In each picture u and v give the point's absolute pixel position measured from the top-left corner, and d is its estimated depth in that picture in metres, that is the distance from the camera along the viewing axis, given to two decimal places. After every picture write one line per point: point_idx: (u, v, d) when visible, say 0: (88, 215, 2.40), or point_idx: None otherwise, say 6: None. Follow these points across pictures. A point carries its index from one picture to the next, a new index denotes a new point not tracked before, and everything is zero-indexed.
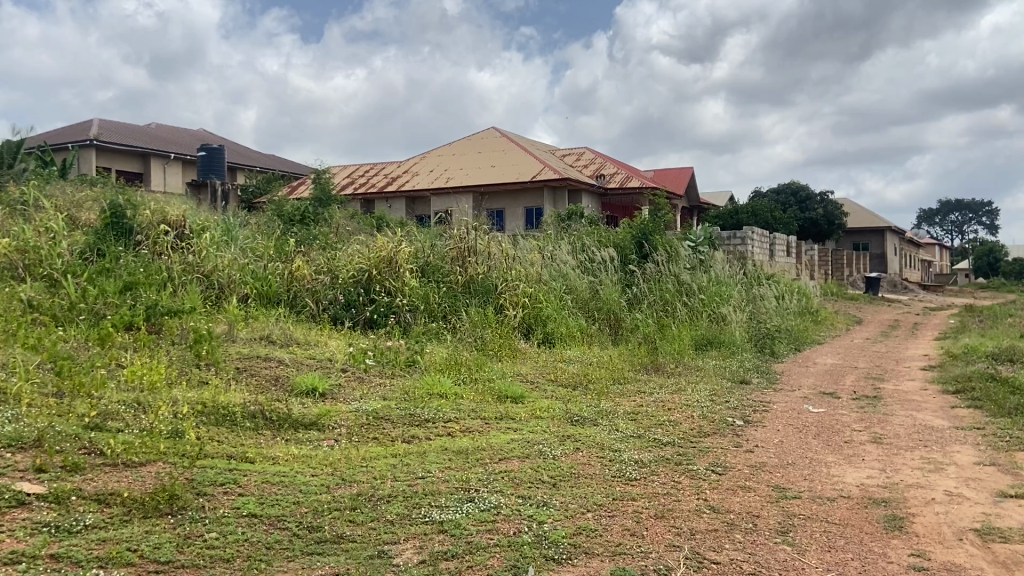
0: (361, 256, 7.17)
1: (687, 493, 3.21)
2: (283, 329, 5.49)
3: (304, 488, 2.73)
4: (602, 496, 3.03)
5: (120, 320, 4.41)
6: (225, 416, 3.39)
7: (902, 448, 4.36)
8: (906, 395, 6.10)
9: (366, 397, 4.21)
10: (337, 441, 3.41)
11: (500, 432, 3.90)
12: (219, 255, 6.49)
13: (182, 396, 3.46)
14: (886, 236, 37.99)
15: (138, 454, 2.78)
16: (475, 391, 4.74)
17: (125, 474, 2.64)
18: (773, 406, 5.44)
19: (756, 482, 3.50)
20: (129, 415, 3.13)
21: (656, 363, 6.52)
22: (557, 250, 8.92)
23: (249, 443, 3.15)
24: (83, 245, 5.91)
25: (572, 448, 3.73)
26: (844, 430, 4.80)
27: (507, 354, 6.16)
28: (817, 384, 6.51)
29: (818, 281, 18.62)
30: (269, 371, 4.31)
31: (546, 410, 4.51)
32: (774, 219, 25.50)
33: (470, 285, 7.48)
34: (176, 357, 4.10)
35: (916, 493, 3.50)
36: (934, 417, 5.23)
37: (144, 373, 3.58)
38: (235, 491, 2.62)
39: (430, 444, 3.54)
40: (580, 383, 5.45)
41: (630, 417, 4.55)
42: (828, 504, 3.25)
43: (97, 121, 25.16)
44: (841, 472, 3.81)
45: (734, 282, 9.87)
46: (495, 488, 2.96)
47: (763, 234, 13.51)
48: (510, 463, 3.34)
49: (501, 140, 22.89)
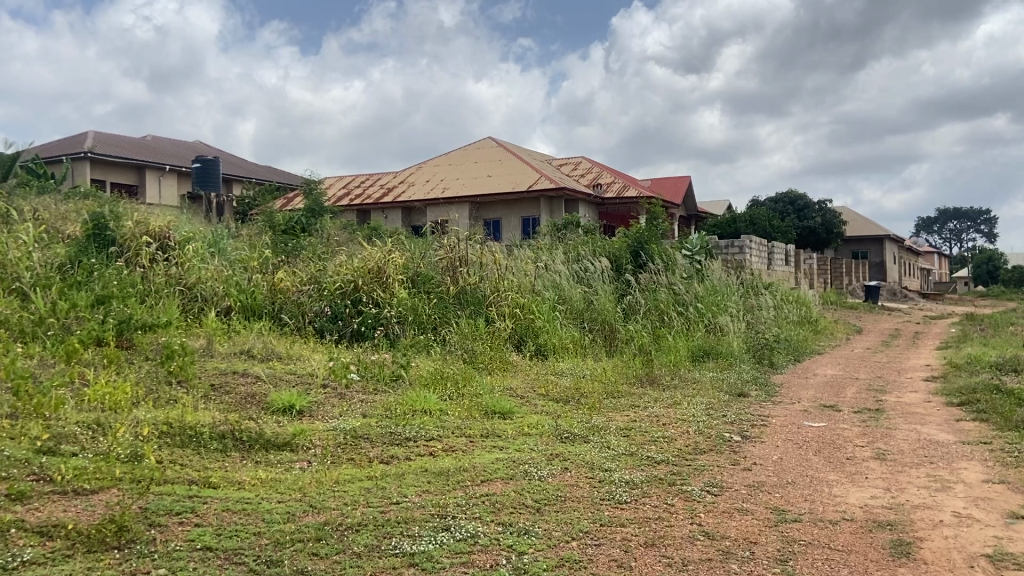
0: (349, 266, 7.02)
1: (680, 516, 3.03)
2: (266, 343, 5.31)
3: (268, 517, 2.53)
4: (588, 522, 2.84)
5: (88, 336, 4.23)
6: (190, 437, 3.20)
7: (907, 465, 4.18)
8: (909, 408, 5.92)
9: (346, 415, 4.03)
10: (310, 463, 3.21)
11: (485, 451, 3.71)
12: (202, 267, 6.33)
13: (145, 416, 3.27)
14: (885, 244, 37.85)
15: (90, 481, 2.59)
16: (461, 406, 4.56)
17: (73, 503, 2.45)
18: (772, 421, 5.24)
19: (754, 504, 3.31)
20: (85, 438, 2.94)
21: (651, 376, 6.35)
22: (552, 260, 8.76)
23: (214, 467, 2.96)
24: (59, 257, 5.73)
25: (560, 468, 3.53)
26: (846, 445, 4.61)
27: (498, 367, 5.99)
28: (817, 397, 6.33)
29: (817, 290, 18.46)
30: (245, 388, 4.12)
31: (534, 426, 4.32)
32: (772, 227, 25.36)
33: (461, 296, 7.31)
34: (146, 374, 3.92)
35: (923, 514, 3.31)
36: (939, 431, 5.05)
37: (106, 393, 3.39)
38: (191, 521, 2.43)
39: (410, 465, 3.35)
40: (573, 398, 5.26)
41: (622, 434, 4.36)
42: (830, 528, 3.07)
43: (92, 134, 24.99)
44: (844, 491, 3.62)
45: (731, 291, 9.70)
46: (473, 514, 2.77)
47: (761, 242, 13.37)
48: (493, 486, 3.15)
49: (498, 150, 22.78)
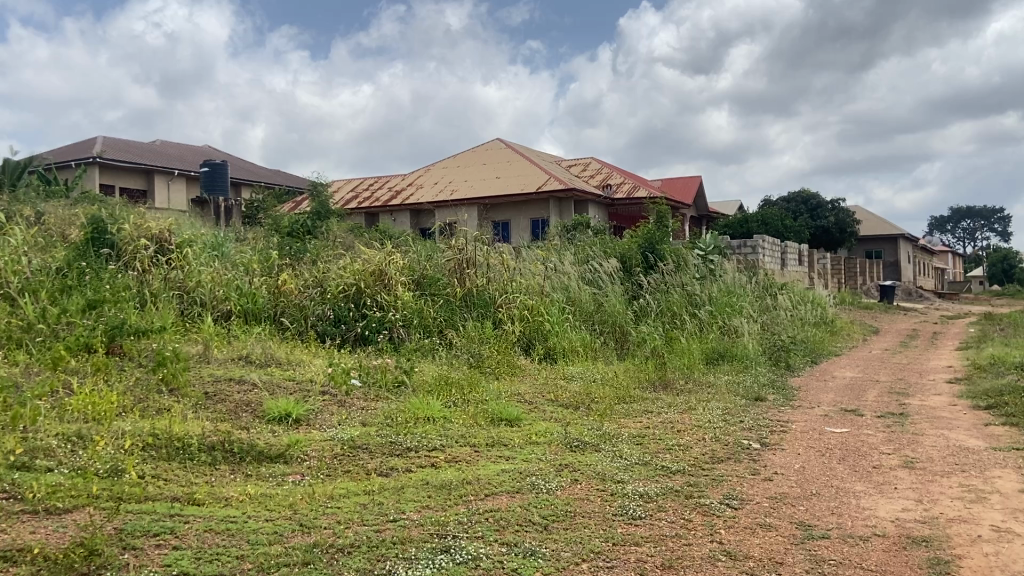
0: (352, 268, 6.83)
1: (699, 533, 2.81)
2: (265, 348, 5.14)
3: (253, 538, 2.34)
4: (600, 540, 2.63)
5: (76, 342, 4.07)
6: (178, 450, 3.02)
7: (938, 474, 3.94)
8: (934, 412, 5.66)
9: (344, 424, 3.83)
10: (305, 476, 3.03)
11: (490, 461, 3.51)
12: (202, 271, 6.17)
13: (129, 427, 3.09)
14: (900, 244, 37.33)
15: (65, 500, 2.40)
16: (467, 413, 4.36)
17: (43, 524, 2.25)
18: (792, 427, 5.00)
19: (778, 518, 3.09)
20: (63, 452, 2.76)
21: (664, 380, 6.12)
22: (561, 260, 8.56)
23: (200, 482, 2.77)
24: (55, 261, 5.59)
25: (570, 480, 3.32)
26: (871, 453, 4.37)
27: (506, 372, 5.79)
28: (838, 400, 6.08)
29: (831, 289, 18.08)
30: (241, 396, 3.94)
31: (543, 435, 4.12)
32: (784, 228, 25.07)
33: (468, 298, 7.12)
34: (137, 383, 3.75)
35: (960, 529, 3.08)
36: (968, 437, 4.80)
37: (89, 402, 3.22)
38: (169, 544, 2.23)
39: (410, 478, 3.15)
40: (583, 404, 5.04)
41: (635, 442, 4.15)
42: (861, 545, 2.84)
43: (102, 138, 25.07)
44: (872, 504, 3.39)
45: (745, 291, 9.45)
46: (475, 533, 2.57)
47: (774, 242, 13.13)
48: (498, 501, 2.95)
49: (507, 151, 22.59)
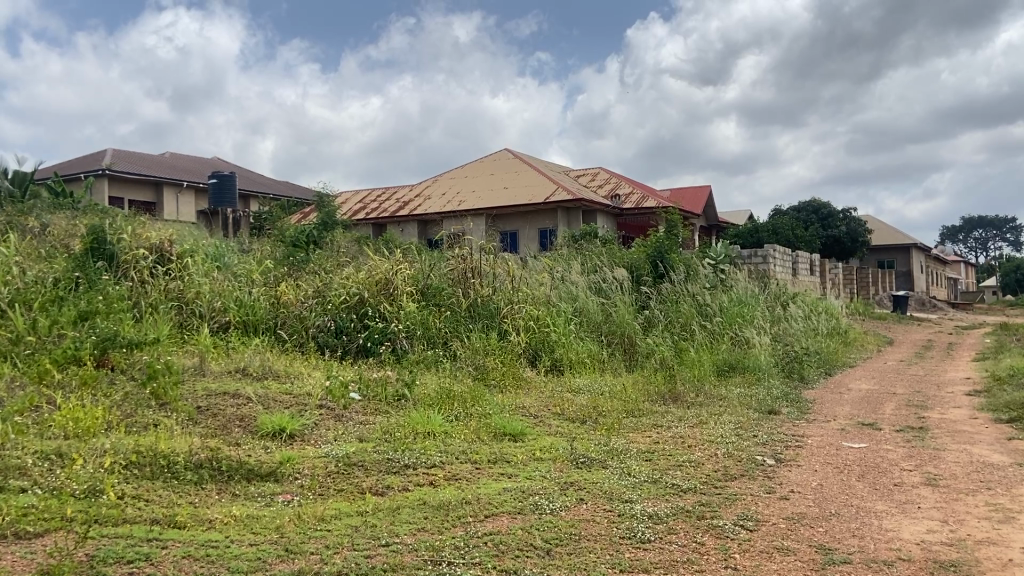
0: (356, 277, 6.70)
1: (712, 558, 2.64)
2: (263, 360, 5.01)
3: (233, 566, 2.19)
4: (607, 567, 2.46)
5: (63, 355, 3.95)
6: (162, 469, 2.88)
7: (963, 492, 3.75)
8: (955, 425, 5.45)
9: (341, 439, 3.68)
10: (295, 496, 2.88)
11: (491, 479, 3.35)
12: (201, 281, 6.06)
13: (112, 444, 2.95)
14: (912, 253, 36.98)
15: (36, 524, 2.26)
16: (469, 428, 4.20)
17: (9, 550, 2.12)
18: (807, 441, 4.81)
19: (795, 541, 2.91)
20: (39, 471, 2.64)
21: (674, 393, 5.93)
22: (568, 270, 8.40)
23: (183, 503, 2.63)
24: (51, 272, 5.50)
25: (575, 500, 3.15)
26: (892, 469, 4.17)
27: (510, 384, 5.64)
28: (854, 414, 5.88)
29: (845, 299, 17.79)
30: (233, 410, 3.80)
31: (547, 450, 3.95)
32: (795, 237, 24.81)
33: (474, 310, 6.97)
34: (126, 397, 3.63)
35: (990, 552, 2.89)
36: (992, 452, 4.59)
37: (73, 419, 3.10)
38: (143, 572, 2.08)
39: (406, 497, 3.00)
40: (590, 417, 4.87)
41: (645, 458, 3.98)
42: (886, 571, 2.65)
43: (111, 151, 25.20)
44: (895, 525, 3.20)
45: (757, 301, 9.26)
46: (474, 559, 2.41)
47: (785, 253, 12.94)
48: (498, 524, 2.79)
49: (514, 162, 22.50)
